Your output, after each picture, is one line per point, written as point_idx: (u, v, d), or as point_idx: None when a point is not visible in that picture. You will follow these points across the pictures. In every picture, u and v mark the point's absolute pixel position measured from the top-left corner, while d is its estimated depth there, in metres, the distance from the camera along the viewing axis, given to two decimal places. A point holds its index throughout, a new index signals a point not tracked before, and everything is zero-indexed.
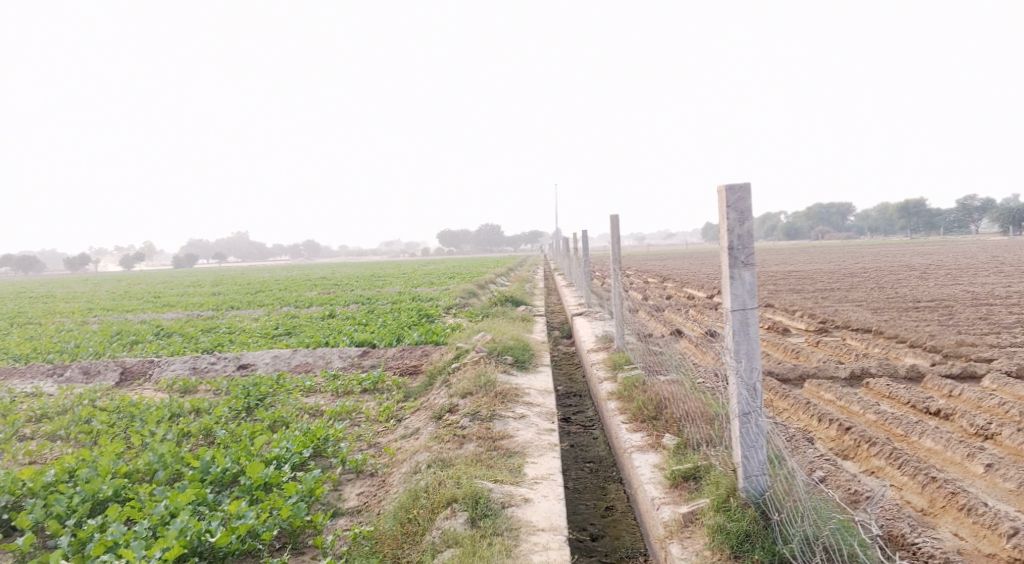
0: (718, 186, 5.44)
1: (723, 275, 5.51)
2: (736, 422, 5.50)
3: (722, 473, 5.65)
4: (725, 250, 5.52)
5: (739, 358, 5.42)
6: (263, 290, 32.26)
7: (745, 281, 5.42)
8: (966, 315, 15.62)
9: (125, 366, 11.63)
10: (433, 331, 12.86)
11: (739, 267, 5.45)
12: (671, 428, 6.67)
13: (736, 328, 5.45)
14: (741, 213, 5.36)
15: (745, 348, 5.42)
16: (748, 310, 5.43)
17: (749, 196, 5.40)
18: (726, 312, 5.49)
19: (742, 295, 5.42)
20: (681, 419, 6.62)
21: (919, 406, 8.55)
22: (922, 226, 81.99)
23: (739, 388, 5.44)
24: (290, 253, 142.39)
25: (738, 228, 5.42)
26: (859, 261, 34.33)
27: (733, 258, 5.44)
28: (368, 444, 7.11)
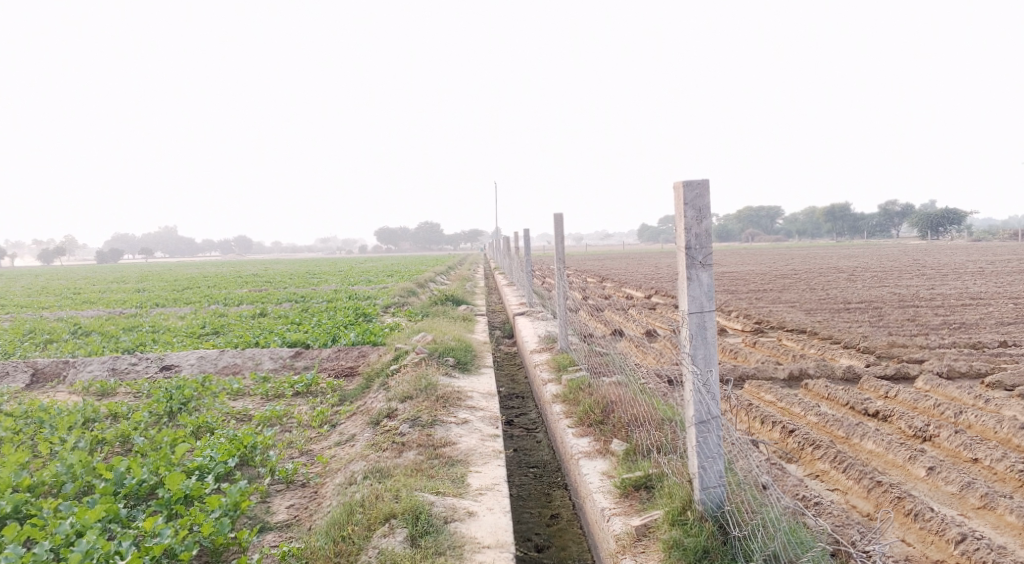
0: (676, 182, 5.29)
1: (680, 276, 5.34)
2: (693, 430, 5.34)
3: (677, 483, 5.50)
4: (681, 250, 5.34)
5: (697, 364, 5.27)
6: (191, 287, 31.15)
7: (702, 282, 5.27)
8: (895, 316, 15.97)
9: (36, 367, 10.90)
10: (370, 331, 12.46)
11: (697, 268, 5.29)
12: (620, 433, 6.47)
13: (693, 332, 5.29)
14: (699, 210, 5.21)
15: (702, 353, 5.27)
16: (705, 313, 5.27)
17: (708, 193, 5.26)
18: (684, 315, 5.32)
19: (699, 297, 5.26)
20: (630, 425, 6.44)
21: (857, 407, 8.58)
22: (847, 230, 84.71)
23: (696, 395, 5.29)
24: (221, 249, 138.78)
25: (696, 226, 5.27)
26: (789, 263, 35.10)
27: (690, 258, 5.29)
28: (299, 452, 6.73)
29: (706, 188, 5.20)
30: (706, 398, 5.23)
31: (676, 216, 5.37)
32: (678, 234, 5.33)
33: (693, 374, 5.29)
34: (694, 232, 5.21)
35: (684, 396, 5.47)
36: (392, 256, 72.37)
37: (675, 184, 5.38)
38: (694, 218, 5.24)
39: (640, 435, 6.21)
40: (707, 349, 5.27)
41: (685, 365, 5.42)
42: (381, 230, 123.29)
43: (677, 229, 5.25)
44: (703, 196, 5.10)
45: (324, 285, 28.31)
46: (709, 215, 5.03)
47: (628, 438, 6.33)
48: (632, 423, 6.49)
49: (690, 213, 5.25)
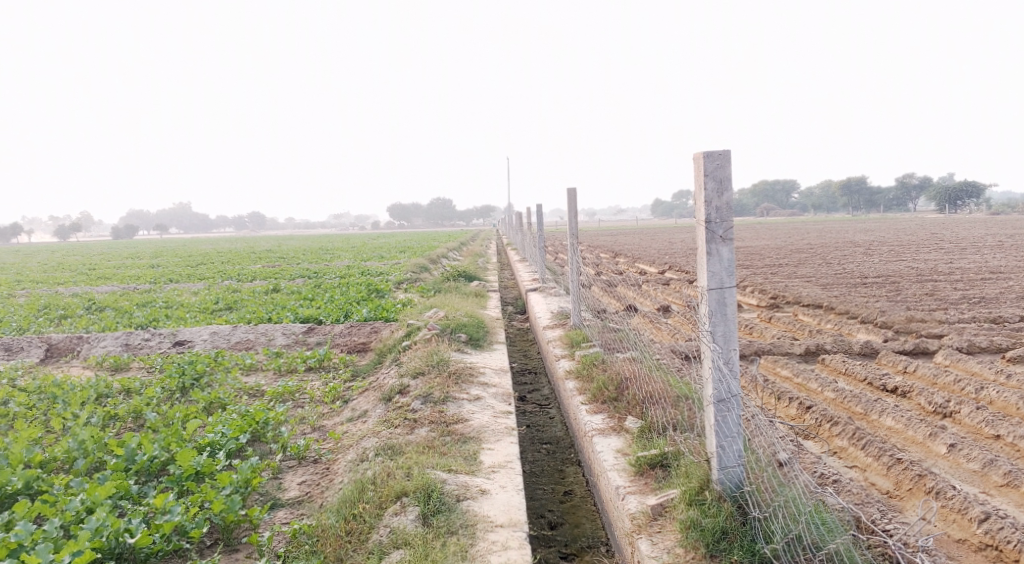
0: (696, 153, 5.17)
1: (699, 251, 5.23)
2: (712, 408, 5.26)
3: (694, 462, 5.42)
4: (701, 224, 5.22)
5: (716, 342, 5.18)
6: (205, 263, 31.27)
7: (722, 257, 5.16)
8: (913, 291, 15.75)
9: (50, 343, 10.94)
10: (382, 307, 12.41)
11: (717, 242, 5.17)
12: (634, 410, 6.38)
13: (712, 308, 5.20)
14: (720, 182, 5.09)
15: (722, 330, 5.17)
16: (725, 289, 5.17)
17: (729, 165, 5.14)
18: (703, 291, 5.22)
19: (719, 273, 5.16)
20: (645, 401, 6.35)
21: (875, 383, 8.44)
22: (863, 204, 83.84)
23: (716, 373, 5.20)
24: (234, 225, 139.24)
25: (717, 199, 5.15)
26: (804, 237, 34.80)
27: (710, 231, 5.17)
28: (311, 428, 6.70)
29: (727, 159, 5.08)
30: (727, 376, 5.15)
31: (696, 189, 5.25)
32: (697, 207, 5.21)
33: (712, 351, 5.20)
34: (715, 205, 5.08)
35: (702, 375, 5.39)
36: (405, 232, 72.31)
37: (696, 156, 5.26)
38: (714, 191, 5.12)
39: (655, 413, 6.13)
40: (727, 326, 5.18)
41: (704, 343, 5.33)
42: (393, 205, 123.20)
43: (697, 202, 5.13)
44: (724, 167, 4.98)
45: (337, 261, 28.30)
46: (729, 187, 4.91)
47: (643, 416, 6.25)
48: (647, 401, 6.41)
49: (710, 185, 5.13)
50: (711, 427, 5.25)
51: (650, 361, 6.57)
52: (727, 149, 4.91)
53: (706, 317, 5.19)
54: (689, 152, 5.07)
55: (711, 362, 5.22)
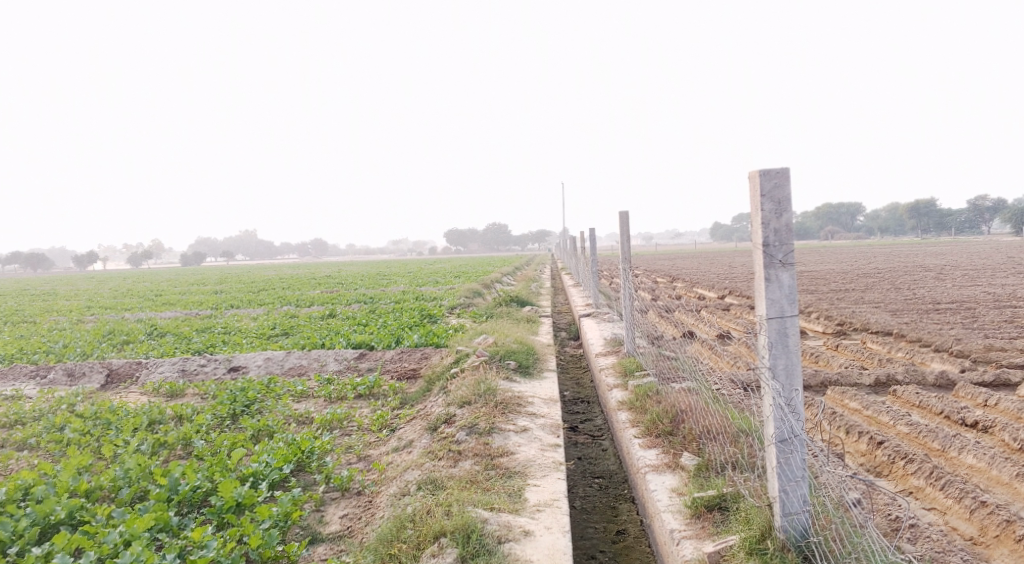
0: (752, 172, 4.92)
1: (758, 276, 4.96)
2: (773, 449, 4.94)
3: (755, 507, 5.10)
4: (759, 248, 4.94)
5: (776, 376, 4.89)
6: (266, 289, 31.82)
7: (783, 282, 4.87)
8: (990, 317, 14.95)
9: (111, 368, 11.12)
10: (434, 333, 12.31)
11: (776, 267, 4.89)
12: (690, 445, 6.07)
13: (773, 339, 4.90)
14: (778, 201, 4.82)
15: (783, 362, 4.87)
16: (786, 319, 4.87)
17: (787, 183, 4.87)
18: (762, 320, 4.92)
19: (779, 300, 4.86)
20: (701, 437, 6.03)
21: (953, 417, 7.92)
22: (933, 227, 81.06)
23: (778, 411, 4.89)
24: (297, 251, 142.38)
25: (776, 221, 4.87)
26: (870, 261, 33.70)
27: (769, 255, 4.88)
28: (356, 457, 6.57)
29: (785, 177, 4.81)
30: (787, 414, 4.84)
31: (753, 210, 4.99)
32: (754, 229, 4.94)
33: (772, 386, 4.90)
34: (773, 226, 4.80)
35: (762, 412, 5.08)
36: (463, 257, 72.82)
37: (752, 175, 5.00)
38: (773, 212, 4.84)
39: (713, 450, 5.81)
40: (788, 360, 4.87)
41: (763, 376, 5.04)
42: (452, 231, 124.33)
43: (754, 224, 4.87)
44: (782, 185, 4.71)
45: (394, 286, 28.46)
46: (788, 207, 4.64)
47: (700, 452, 5.93)
48: (705, 436, 6.09)
49: (768, 205, 4.86)
50: (771, 470, 4.93)
51: (708, 393, 6.25)
52: (784, 167, 4.66)
53: (766, 349, 4.89)
54: (744, 172, 4.82)
55: (771, 398, 4.92)
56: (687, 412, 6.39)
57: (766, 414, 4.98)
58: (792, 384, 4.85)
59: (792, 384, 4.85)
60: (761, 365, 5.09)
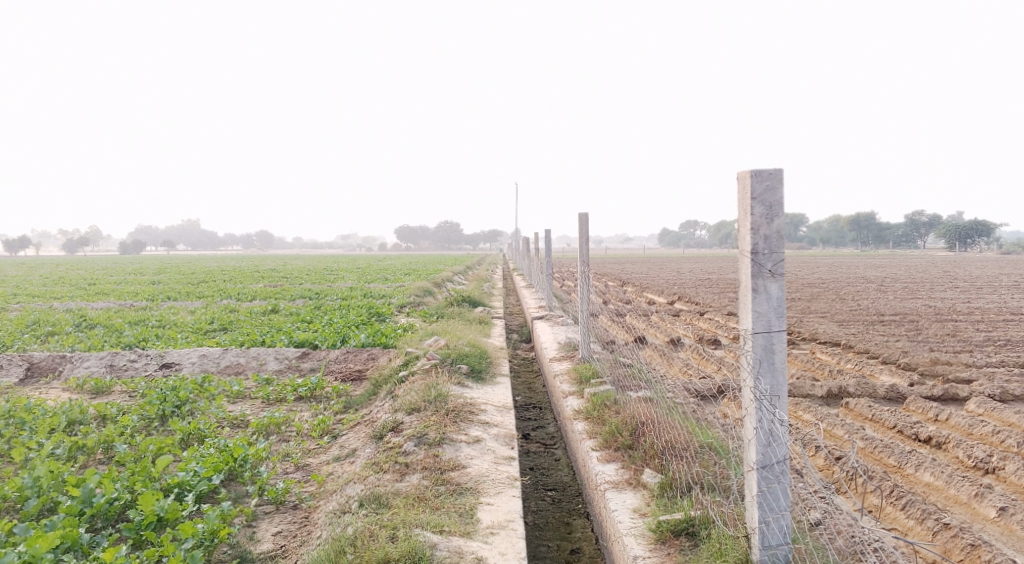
0: (742, 174, 4.79)
1: (744, 286, 4.76)
2: (753, 475, 4.75)
3: (730, 537, 4.88)
4: (747, 255, 4.74)
5: (761, 396, 4.71)
6: (206, 281, 30.79)
7: (770, 294, 4.70)
8: (934, 330, 15.13)
9: (32, 362, 10.40)
10: (381, 332, 11.86)
11: (764, 277, 4.72)
12: (651, 460, 5.79)
13: (760, 356, 4.71)
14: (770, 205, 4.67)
15: (768, 382, 4.70)
16: (772, 334, 4.71)
17: (778, 187, 4.73)
18: (748, 334, 4.74)
19: (767, 314, 4.69)
20: (665, 453, 5.77)
21: (906, 432, 7.84)
22: (872, 239, 83.25)
23: (762, 436, 4.71)
24: (242, 243, 139.68)
25: (765, 227, 4.71)
26: (814, 271, 34.20)
27: (757, 263, 4.71)
28: (294, 466, 6.14)
29: (777, 181, 4.67)
30: (772, 438, 4.67)
31: (741, 215, 4.83)
32: (742, 234, 4.77)
33: (756, 408, 4.71)
34: (763, 231, 4.64)
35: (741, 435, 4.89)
36: (414, 255, 72.31)
37: (741, 177, 4.83)
38: (763, 216, 4.68)
39: (677, 468, 5.55)
40: (774, 380, 4.71)
41: (745, 396, 4.86)
42: (401, 228, 123.32)
43: (744, 229, 4.70)
44: (775, 187, 4.57)
45: (341, 282, 27.77)
46: (781, 210, 4.50)
47: (663, 469, 5.66)
48: (668, 451, 5.84)
49: (759, 209, 4.67)
50: (752, 498, 4.73)
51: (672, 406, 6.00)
52: (776, 169, 4.54)
53: (753, 366, 4.72)
54: (734, 173, 4.68)
55: (755, 421, 4.73)
56: (647, 423, 6.13)
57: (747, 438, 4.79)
58: (778, 407, 4.68)
59: (777, 406, 4.68)
60: (742, 383, 4.92)
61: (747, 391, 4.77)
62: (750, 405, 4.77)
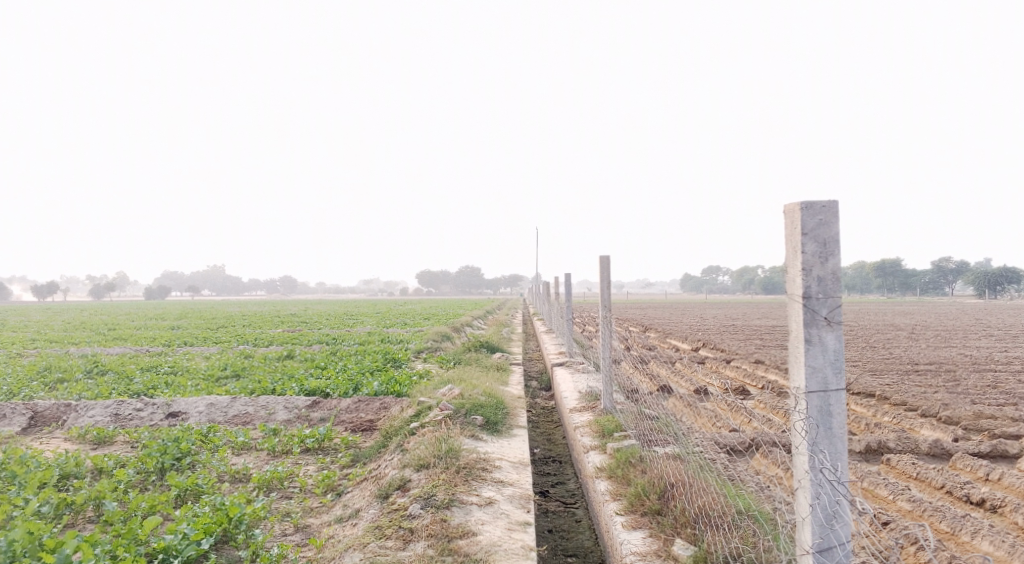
0: (792, 207, 4.46)
1: (799, 336, 4.47)
2: (810, 559, 4.53)
3: None
4: (799, 299, 4.46)
5: (817, 469, 4.48)
6: (224, 326, 30.48)
7: (826, 345, 4.44)
8: (973, 381, 14.41)
9: (35, 411, 10.07)
10: (395, 380, 11.42)
11: (819, 326, 4.44)
12: (683, 530, 5.28)
13: (816, 420, 4.47)
14: (823, 240, 4.41)
15: (825, 449, 4.46)
16: (828, 394, 4.44)
17: (832, 221, 4.41)
18: (801, 395, 4.48)
19: (822, 370, 4.43)
20: (699, 522, 5.27)
21: (956, 493, 7.26)
22: (899, 286, 81.79)
23: (820, 516, 4.49)
24: (265, 288, 140.48)
25: (819, 267, 4.43)
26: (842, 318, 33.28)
27: (811, 310, 4.44)
28: (294, 527, 5.75)
29: (830, 214, 4.43)
30: (830, 517, 4.46)
31: (791, 253, 4.51)
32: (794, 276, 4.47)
33: (811, 481, 4.50)
34: (818, 271, 4.38)
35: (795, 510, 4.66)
36: (436, 300, 72.11)
37: (790, 208, 4.51)
38: (816, 254, 4.43)
39: (713, 540, 5.05)
40: (832, 448, 4.46)
41: (798, 465, 4.61)
42: (422, 273, 123.36)
43: (795, 271, 4.42)
44: (828, 221, 4.32)
45: (360, 328, 27.37)
46: (836, 245, 4.26)
47: (696, 540, 5.16)
48: (701, 520, 5.34)
49: (811, 246, 4.37)
50: None
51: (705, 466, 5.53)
52: (830, 201, 4.32)
53: (809, 434, 4.46)
54: (784, 205, 4.44)
55: (811, 497, 4.52)
56: (677, 487, 5.62)
57: (802, 515, 4.57)
58: (836, 481, 4.45)
59: (835, 479, 4.45)
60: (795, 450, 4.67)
61: (802, 462, 4.52)
62: (806, 478, 4.52)
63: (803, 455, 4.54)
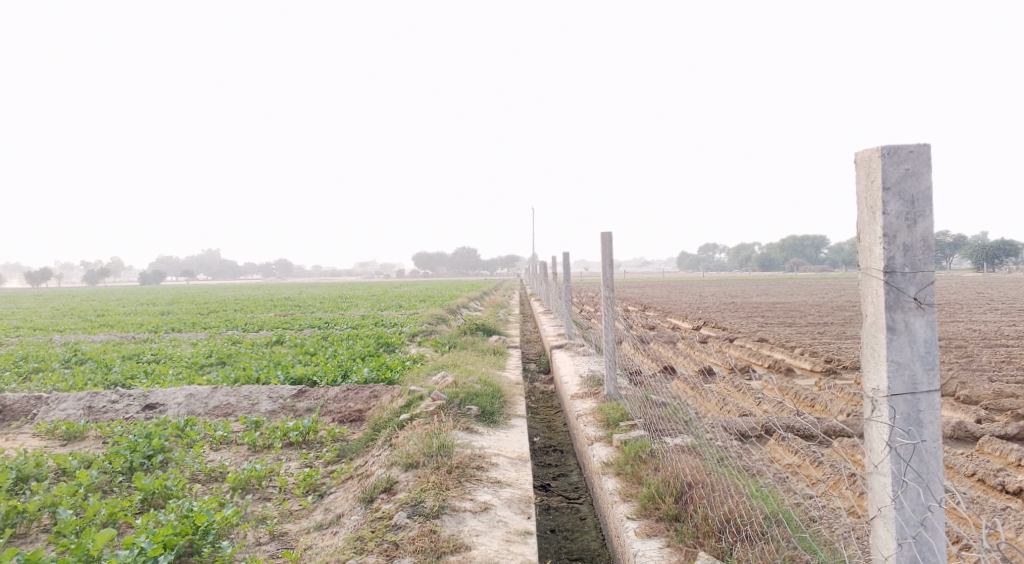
0: (872, 155, 3.82)
1: (881, 322, 3.89)
2: None
3: None
4: (882, 274, 3.86)
5: (905, 492, 3.92)
6: (215, 311, 29.74)
7: (914, 334, 3.85)
8: (987, 357, 13.87)
9: (3, 404, 9.48)
10: (387, 366, 10.84)
11: (907, 310, 3.85)
12: (706, 539, 4.74)
13: (903, 428, 3.90)
14: (911, 199, 3.82)
15: (915, 468, 3.90)
16: (919, 396, 3.87)
17: (923, 172, 3.76)
18: (884, 396, 3.91)
19: (909, 366, 3.86)
20: (727, 533, 4.76)
21: (990, 482, 6.73)
22: None
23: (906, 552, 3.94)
24: (262, 273, 139.96)
25: (906, 233, 3.81)
26: (844, 294, 32.71)
27: (897, 288, 3.86)
28: (268, 535, 5.21)
29: (920, 165, 3.83)
30: (922, 553, 3.90)
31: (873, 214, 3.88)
32: (877, 246, 3.86)
33: (897, 510, 3.93)
34: (904, 239, 3.79)
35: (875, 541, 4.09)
36: (433, 282, 71.72)
37: (871, 154, 3.86)
38: (903, 217, 3.85)
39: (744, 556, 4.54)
40: (921, 467, 3.91)
41: (876, 485, 4.04)
42: (418, 253, 122.71)
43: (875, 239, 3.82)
44: (917, 173, 3.73)
45: (353, 310, 26.66)
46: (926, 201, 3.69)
47: (723, 555, 4.61)
48: (727, 531, 4.79)
49: (895, 205, 3.75)
50: None
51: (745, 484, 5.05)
52: (918, 147, 3.78)
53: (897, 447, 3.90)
54: (861, 155, 3.86)
55: (896, 529, 3.94)
56: (697, 490, 5.05)
57: (887, 551, 4.00)
58: (927, 508, 3.90)
59: (926, 505, 3.90)
60: (870, 468, 4.11)
61: (886, 483, 3.96)
62: (889, 501, 3.95)
63: (885, 473, 3.97)
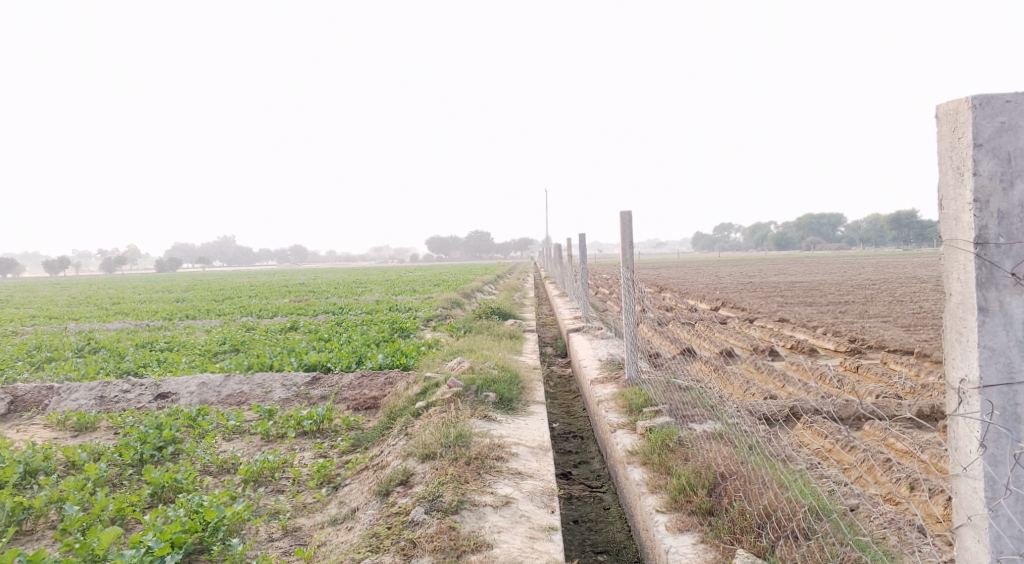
0: (959, 106, 3.47)
1: (971, 302, 3.49)
2: None
3: None
4: (970, 247, 3.48)
5: (1000, 499, 3.49)
6: (230, 298, 29.81)
7: (1011, 315, 3.43)
8: None
9: (15, 395, 9.36)
10: (402, 351, 10.63)
11: (1001, 287, 3.44)
12: (743, 536, 4.50)
13: (999, 424, 3.47)
14: (1005, 156, 3.43)
15: (1011, 470, 3.47)
16: (1016, 387, 3.45)
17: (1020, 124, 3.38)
18: (977, 388, 3.49)
19: (1005, 352, 3.43)
20: (766, 529, 4.53)
21: None
22: (914, 238, 80.22)
23: None
24: (277, 259, 140.62)
25: (999, 197, 3.42)
26: (862, 272, 32.34)
27: (990, 261, 3.46)
28: (281, 530, 5.01)
29: (1017, 118, 3.44)
30: None
31: (960, 177, 3.51)
32: (965, 212, 3.48)
33: (992, 520, 3.49)
34: (997, 202, 3.40)
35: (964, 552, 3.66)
36: (447, 266, 71.63)
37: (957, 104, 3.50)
38: (997, 179, 3.46)
39: (786, 553, 4.30)
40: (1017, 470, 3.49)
41: (965, 488, 3.61)
42: (432, 238, 122.69)
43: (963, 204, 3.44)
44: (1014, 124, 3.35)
45: (368, 296, 26.61)
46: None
47: (764, 552, 4.37)
48: (767, 525, 4.56)
49: (988, 163, 3.38)
50: None
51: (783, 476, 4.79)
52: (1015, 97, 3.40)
53: (992, 445, 3.48)
54: (946, 106, 3.51)
55: (991, 541, 3.51)
56: (732, 481, 4.87)
57: None
58: None
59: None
60: (956, 470, 3.68)
61: (980, 488, 3.52)
62: (982, 510, 3.52)
63: (978, 476, 3.53)
